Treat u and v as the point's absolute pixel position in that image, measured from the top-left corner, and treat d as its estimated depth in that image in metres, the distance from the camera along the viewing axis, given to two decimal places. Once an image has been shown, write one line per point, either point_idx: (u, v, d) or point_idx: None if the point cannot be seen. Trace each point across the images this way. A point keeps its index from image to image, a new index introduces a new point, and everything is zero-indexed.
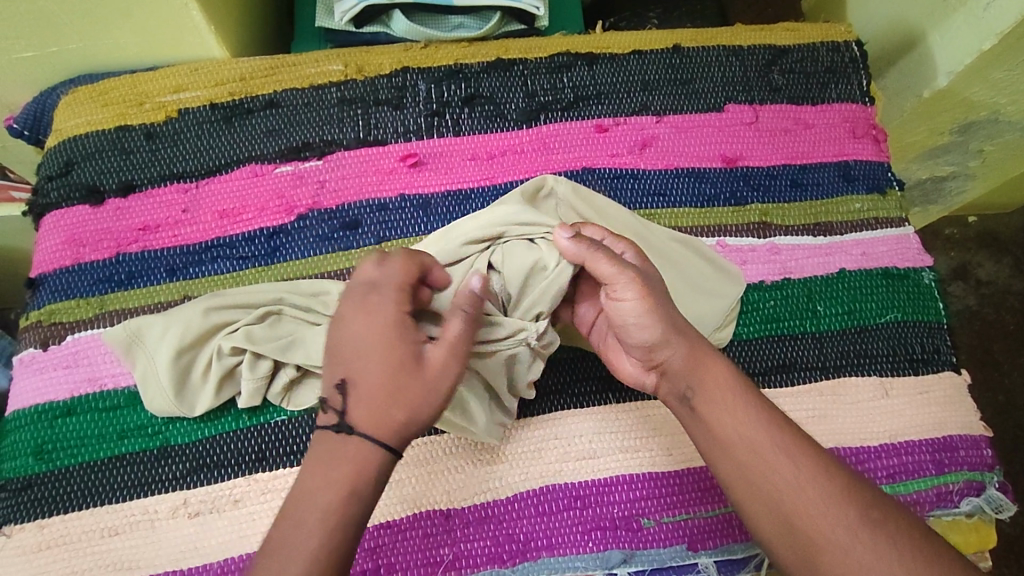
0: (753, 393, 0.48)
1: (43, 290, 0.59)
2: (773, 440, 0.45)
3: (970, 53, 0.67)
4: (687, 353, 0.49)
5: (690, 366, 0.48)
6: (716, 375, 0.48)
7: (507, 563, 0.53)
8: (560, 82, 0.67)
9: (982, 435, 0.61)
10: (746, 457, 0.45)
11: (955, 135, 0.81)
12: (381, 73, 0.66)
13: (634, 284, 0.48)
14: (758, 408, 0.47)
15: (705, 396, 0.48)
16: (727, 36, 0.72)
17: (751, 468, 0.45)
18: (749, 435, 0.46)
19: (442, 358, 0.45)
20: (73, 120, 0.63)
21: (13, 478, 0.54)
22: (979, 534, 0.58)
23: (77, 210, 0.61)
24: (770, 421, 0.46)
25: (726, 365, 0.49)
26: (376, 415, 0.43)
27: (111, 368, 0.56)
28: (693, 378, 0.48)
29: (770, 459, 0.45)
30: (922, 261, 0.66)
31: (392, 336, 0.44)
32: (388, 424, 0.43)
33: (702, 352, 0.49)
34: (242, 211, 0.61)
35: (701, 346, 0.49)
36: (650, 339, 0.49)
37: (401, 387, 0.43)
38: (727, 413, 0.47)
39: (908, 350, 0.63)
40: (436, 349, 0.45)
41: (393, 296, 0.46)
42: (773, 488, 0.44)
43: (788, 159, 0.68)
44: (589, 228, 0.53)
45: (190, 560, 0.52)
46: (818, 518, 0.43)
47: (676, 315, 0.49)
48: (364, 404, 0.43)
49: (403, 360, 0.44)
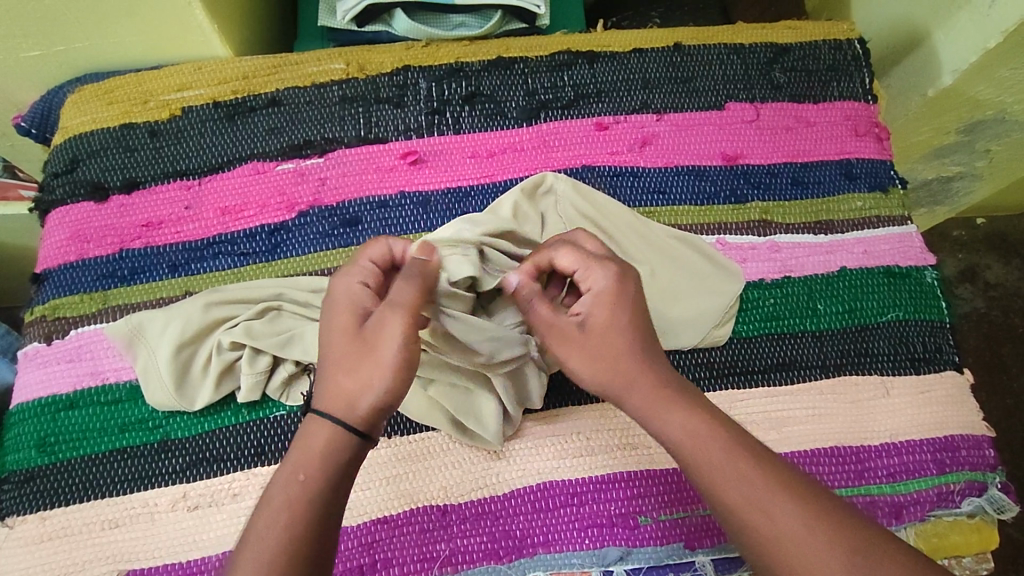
0: (728, 440, 0.44)
1: (48, 285, 0.60)
2: (760, 480, 0.42)
3: (975, 51, 0.66)
4: (645, 398, 0.46)
5: (654, 410, 0.46)
6: (682, 424, 0.45)
7: (503, 559, 0.53)
8: (561, 81, 0.68)
9: (985, 435, 0.60)
10: (738, 501, 0.42)
11: (961, 134, 0.80)
12: (382, 71, 0.66)
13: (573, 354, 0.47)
14: (732, 459, 0.43)
15: (678, 441, 0.45)
16: (728, 34, 0.72)
17: (734, 523, 0.42)
18: (724, 490, 0.43)
19: (380, 316, 0.44)
20: (79, 117, 0.64)
21: (15, 470, 0.55)
22: (981, 535, 0.57)
23: (81, 206, 0.62)
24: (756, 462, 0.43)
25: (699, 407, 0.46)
26: (332, 392, 0.43)
27: (114, 363, 0.57)
28: (661, 430, 0.45)
29: (752, 515, 0.42)
30: (925, 259, 0.65)
31: (340, 312, 0.46)
32: (341, 398, 0.43)
33: (662, 394, 0.46)
34: (244, 208, 0.62)
35: (664, 388, 0.46)
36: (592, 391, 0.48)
37: (351, 357, 0.44)
38: (703, 467, 0.43)
39: (910, 349, 0.62)
40: (378, 314, 0.45)
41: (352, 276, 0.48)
42: (759, 542, 0.41)
43: (788, 157, 0.68)
44: (560, 253, 0.49)
45: (188, 553, 0.52)
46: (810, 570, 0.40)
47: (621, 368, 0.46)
48: (324, 384, 0.44)
49: (350, 330, 0.45)
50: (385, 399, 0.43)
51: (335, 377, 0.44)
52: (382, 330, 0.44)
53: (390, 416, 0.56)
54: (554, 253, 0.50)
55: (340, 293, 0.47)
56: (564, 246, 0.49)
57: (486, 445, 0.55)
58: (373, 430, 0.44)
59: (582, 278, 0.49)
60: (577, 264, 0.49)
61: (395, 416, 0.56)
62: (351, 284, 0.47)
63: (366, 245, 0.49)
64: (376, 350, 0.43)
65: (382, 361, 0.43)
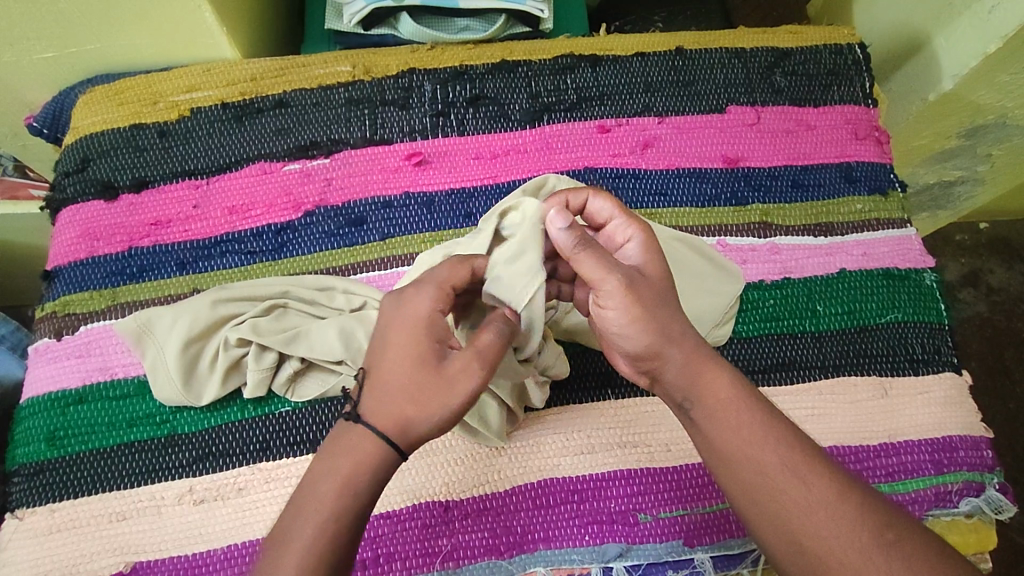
0: (757, 416, 0.45)
1: (58, 282, 0.61)
2: (781, 459, 0.43)
3: (975, 57, 0.67)
4: (683, 362, 0.46)
5: (687, 377, 0.46)
6: (720, 389, 0.46)
7: (505, 554, 0.54)
8: (564, 84, 0.68)
9: (983, 436, 0.61)
10: (753, 476, 0.43)
11: (962, 139, 0.81)
12: (388, 74, 0.67)
13: (618, 293, 0.45)
14: (754, 436, 0.44)
15: (706, 410, 0.45)
16: (730, 38, 0.72)
17: (752, 489, 0.43)
18: (752, 453, 0.44)
19: (465, 363, 0.43)
20: (89, 118, 0.65)
21: (26, 462, 0.56)
22: (979, 535, 0.58)
23: (91, 205, 0.63)
24: (778, 440, 0.44)
25: (731, 377, 0.47)
26: (389, 413, 0.43)
27: (122, 359, 0.58)
28: (694, 393, 0.46)
29: (780, 481, 0.43)
30: (924, 262, 0.66)
31: (417, 333, 0.44)
32: (396, 422, 0.43)
33: (702, 359, 0.46)
34: (251, 208, 0.63)
35: (700, 354, 0.46)
36: (637, 350, 0.46)
37: (419, 388, 0.43)
38: (734, 432, 0.44)
39: (909, 351, 0.63)
40: (461, 355, 0.43)
41: (432, 292, 0.45)
42: (784, 509, 0.43)
43: (789, 160, 0.68)
44: (596, 199, 0.50)
45: (195, 546, 0.53)
46: (834, 540, 0.41)
47: (666, 323, 0.46)
48: (381, 400, 0.43)
49: (425, 359, 0.43)
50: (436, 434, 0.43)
51: (393, 401, 0.43)
52: (461, 368, 0.43)
53: None
54: (589, 200, 0.50)
55: (415, 310, 0.45)
56: (604, 194, 0.50)
57: (490, 442, 0.56)
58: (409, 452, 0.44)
59: (617, 229, 0.50)
60: (616, 213, 0.50)
61: None
62: (432, 306, 0.45)
63: (445, 266, 0.47)
64: (449, 389, 0.43)
65: (448, 397, 0.43)
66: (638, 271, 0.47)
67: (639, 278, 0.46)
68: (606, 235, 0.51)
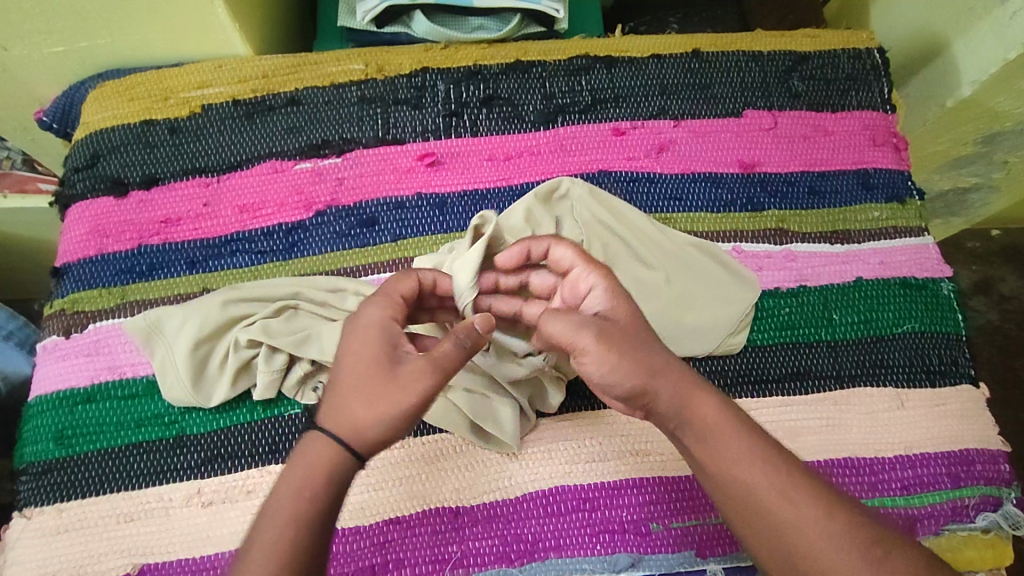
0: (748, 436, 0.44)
1: (67, 279, 0.60)
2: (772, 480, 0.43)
3: (995, 63, 0.66)
4: (672, 393, 0.45)
5: (679, 402, 0.45)
6: (708, 409, 0.45)
7: (514, 562, 0.53)
8: (579, 85, 0.68)
9: (1000, 450, 0.60)
10: (745, 499, 0.43)
11: (978, 145, 0.80)
12: (401, 72, 0.67)
13: (594, 345, 0.44)
14: (745, 455, 0.43)
15: (697, 434, 0.44)
16: (747, 41, 0.71)
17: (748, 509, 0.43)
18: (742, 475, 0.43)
19: (417, 365, 0.43)
20: (100, 113, 0.64)
21: (34, 461, 0.55)
22: (995, 550, 0.57)
23: (101, 201, 0.62)
24: (768, 459, 0.43)
25: (716, 396, 0.46)
26: (342, 414, 0.43)
27: (131, 358, 0.57)
28: (686, 416, 0.45)
29: (769, 496, 0.42)
30: (941, 272, 0.65)
31: (366, 340, 0.45)
32: (355, 426, 0.43)
33: (690, 384, 0.45)
34: (261, 207, 0.62)
35: (688, 381, 0.45)
36: (629, 390, 0.45)
37: (373, 391, 0.43)
38: (719, 451, 0.44)
39: (925, 362, 0.62)
40: (411, 357, 0.44)
41: (382, 305, 0.47)
42: (777, 528, 0.42)
43: (806, 166, 0.67)
44: (557, 249, 0.51)
45: (203, 549, 0.53)
46: (822, 554, 0.41)
47: (650, 355, 0.45)
48: (336, 408, 0.43)
49: (379, 365, 0.44)
50: (384, 435, 0.43)
51: (351, 406, 0.43)
52: (410, 372, 0.43)
53: None
54: (551, 249, 0.51)
55: (371, 323, 0.46)
56: (564, 242, 0.51)
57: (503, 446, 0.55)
58: (368, 456, 0.44)
59: (579, 279, 0.50)
60: (577, 261, 0.50)
61: None
62: (381, 314, 0.46)
63: (394, 279, 0.49)
64: (400, 392, 0.43)
65: (395, 400, 0.43)
66: (606, 318, 0.47)
67: (610, 327, 0.45)
68: (571, 284, 0.50)
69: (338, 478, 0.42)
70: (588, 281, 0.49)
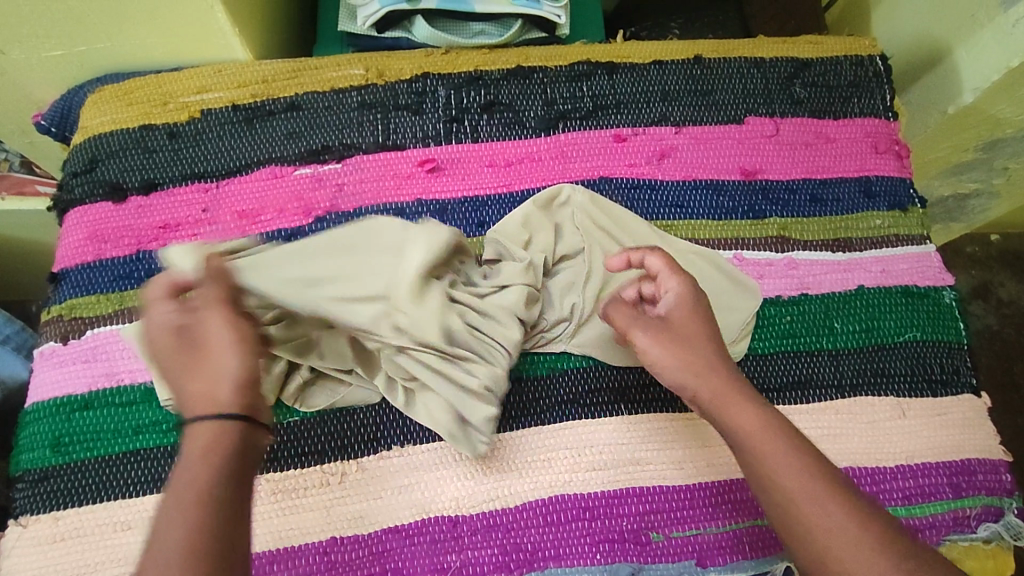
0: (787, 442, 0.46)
1: (65, 285, 0.60)
2: (807, 485, 0.44)
3: (998, 70, 0.66)
4: (711, 394, 0.49)
5: (717, 406, 0.49)
6: (747, 417, 0.48)
7: (514, 572, 0.53)
8: (581, 91, 0.67)
9: (1002, 459, 0.60)
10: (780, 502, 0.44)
11: (979, 152, 0.80)
12: (402, 78, 0.66)
13: (646, 338, 0.51)
14: (783, 460, 0.45)
15: (737, 439, 0.47)
16: (749, 47, 0.71)
17: (784, 513, 0.44)
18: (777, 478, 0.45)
19: (217, 329, 0.44)
20: (99, 118, 0.64)
21: (29, 469, 0.55)
22: (996, 561, 0.57)
23: (99, 206, 0.62)
24: (806, 466, 0.45)
25: (762, 408, 0.48)
26: (193, 396, 0.42)
27: (129, 364, 0.57)
28: (726, 421, 0.48)
29: (802, 501, 0.43)
30: (942, 280, 0.65)
31: (168, 340, 0.44)
32: (210, 398, 0.42)
33: (733, 393, 0.49)
34: (260, 212, 0.62)
35: (727, 388, 0.49)
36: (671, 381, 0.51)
37: (199, 365, 0.43)
38: (756, 455, 0.46)
39: (927, 370, 0.62)
40: (195, 331, 0.44)
41: (155, 309, 0.46)
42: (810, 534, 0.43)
43: (808, 173, 0.67)
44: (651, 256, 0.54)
45: None
46: (851, 560, 0.41)
47: (699, 355, 0.50)
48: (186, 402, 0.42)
49: (199, 346, 0.44)
50: (240, 379, 0.43)
51: (192, 387, 0.42)
52: (207, 334, 0.44)
53: (405, 426, 0.56)
54: (644, 256, 0.54)
55: (159, 325, 0.45)
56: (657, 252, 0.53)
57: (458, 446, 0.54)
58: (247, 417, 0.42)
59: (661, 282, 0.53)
60: (663, 268, 0.53)
61: (409, 426, 0.56)
62: (163, 317, 0.45)
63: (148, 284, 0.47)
64: (221, 352, 0.43)
65: (222, 352, 0.43)
66: (663, 319, 0.52)
67: (660, 329, 0.52)
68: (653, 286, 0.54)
69: (220, 446, 0.40)
70: (666, 285, 0.53)
